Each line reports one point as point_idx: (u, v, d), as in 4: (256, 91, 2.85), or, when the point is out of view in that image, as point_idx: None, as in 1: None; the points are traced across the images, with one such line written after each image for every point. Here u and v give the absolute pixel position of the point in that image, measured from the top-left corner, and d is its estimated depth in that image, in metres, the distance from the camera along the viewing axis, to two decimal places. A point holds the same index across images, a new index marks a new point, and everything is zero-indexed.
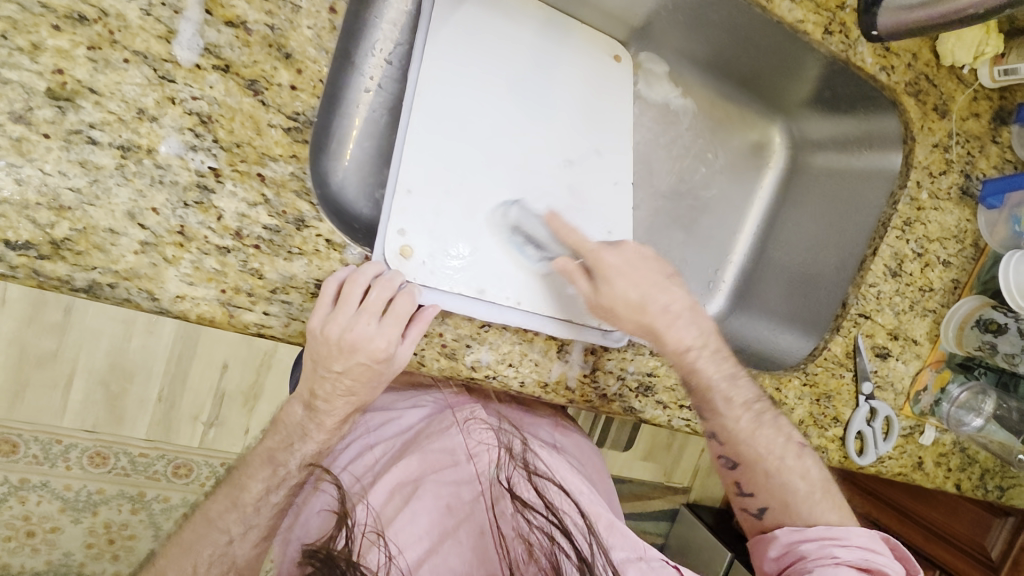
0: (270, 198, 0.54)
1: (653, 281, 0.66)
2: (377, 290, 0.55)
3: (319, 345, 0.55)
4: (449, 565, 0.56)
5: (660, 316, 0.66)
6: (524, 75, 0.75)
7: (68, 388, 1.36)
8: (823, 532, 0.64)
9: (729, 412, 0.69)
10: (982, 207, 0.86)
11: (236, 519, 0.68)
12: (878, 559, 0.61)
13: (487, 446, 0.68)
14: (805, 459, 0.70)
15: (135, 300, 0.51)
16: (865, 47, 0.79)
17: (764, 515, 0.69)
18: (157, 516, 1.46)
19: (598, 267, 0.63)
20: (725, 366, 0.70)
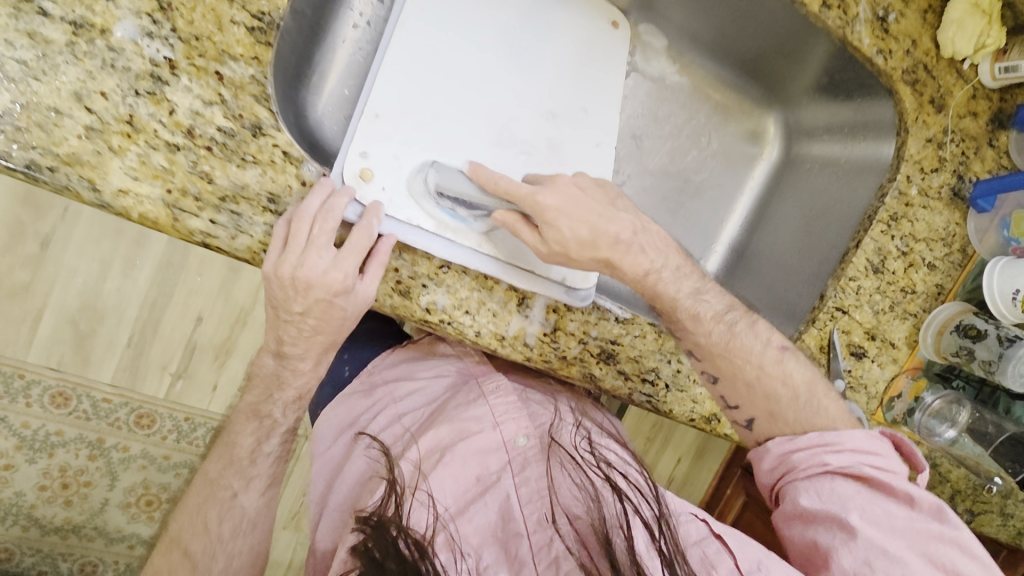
0: (227, 99, 0.53)
1: (598, 214, 0.61)
2: (322, 223, 0.53)
3: (274, 289, 0.54)
4: (478, 525, 0.59)
5: (613, 249, 0.61)
6: (515, 23, 0.73)
7: (36, 322, 1.34)
8: (816, 440, 0.63)
9: (700, 327, 0.66)
10: (973, 211, 0.83)
11: (236, 473, 0.68)
12: (872, 462, 0.61)
13: (513, 409, 0.68)
14: (784, 364, 0.66)
15: (75, 188, 0.49)
16: (862, 27, 0.77)
17: (753, 426, 0.68)
18: (116, 466, 1.42)
19: (537, 211, 0.58)
20: (688, 281, 0.67)
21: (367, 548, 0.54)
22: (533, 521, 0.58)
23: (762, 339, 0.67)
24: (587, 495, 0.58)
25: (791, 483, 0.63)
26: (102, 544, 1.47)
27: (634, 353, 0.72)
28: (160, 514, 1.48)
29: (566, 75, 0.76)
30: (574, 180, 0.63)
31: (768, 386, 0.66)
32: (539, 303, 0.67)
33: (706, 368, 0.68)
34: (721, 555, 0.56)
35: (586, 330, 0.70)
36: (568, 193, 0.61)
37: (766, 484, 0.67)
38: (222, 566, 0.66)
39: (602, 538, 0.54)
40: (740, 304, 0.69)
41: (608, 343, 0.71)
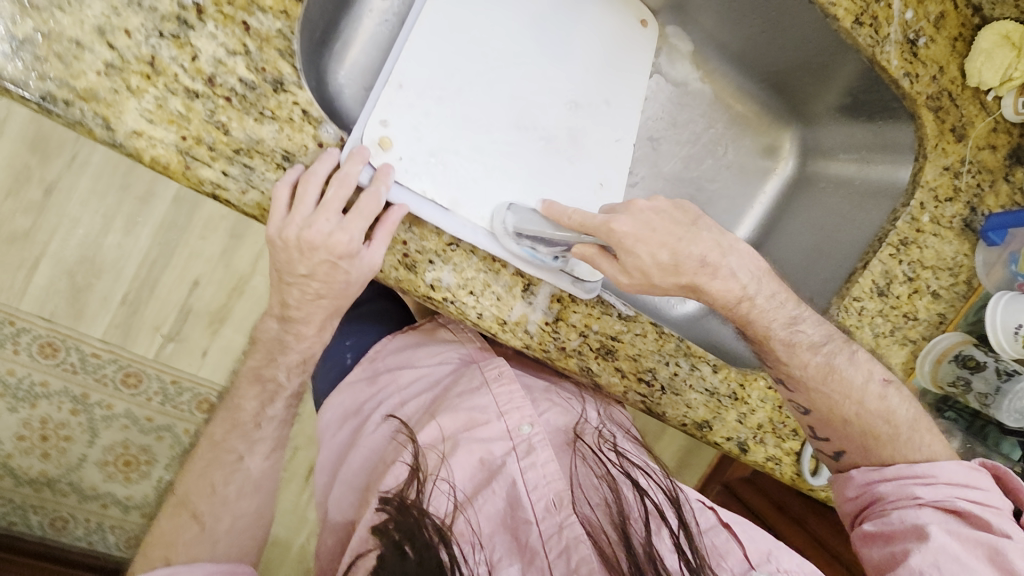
0: (251, 50, 0.52)
1: (674, 234, 0.59)
2: (334, 188, 0.52)
3: (279, 251, 0.53)
4: (489, 513, 0.58)
5: (698, 272, 0.60)
6: (546, 11, 0.73)
7: (32, 271, 1.32)
8: (904, 470, 0.62)
9: (794, 359, 0.66)
10: (982, 243, 0.83)
11: (242, 436, 0.68)
12: (966, 494, 0.59)
13: (516, 398, 0.66)
14: (888, 400, 0.65)
15: (89, 125, 0.48)
16: (892, 47, 0.76)
17: (840, 457, 0.68)
18: (97, 423, 1.40)
19: (613, 238, 0.57)
20: (785, 310, 0.66)
21: (388, 529, 0.53)
22: (540, 508, 0.57)
23: (863, 372, 0.67)
24: (606, 488, 0.58)
25: (876, 510, 0.62)
26: (74, 500, 1.44)
27: (632, 351, 0.72)
28: (138, 475, 1.46)
29: (592, 68, 0.75)
30: (650, 203, 0.61)
31: (846, 408, 0.65)
32: (544, 290, 0.67)
33: (798, 400, 0.68)
34: (730, 544, 0.56)
35: (588, 323, 0.69)
36: (645, 218, 0.59)
37: (847, 512, 0.66)
38: (228, 525, 0.65)
39: (620, 529, 0.54)
40: (839, 333, 0.68)
41: (608, 339, 0.70)
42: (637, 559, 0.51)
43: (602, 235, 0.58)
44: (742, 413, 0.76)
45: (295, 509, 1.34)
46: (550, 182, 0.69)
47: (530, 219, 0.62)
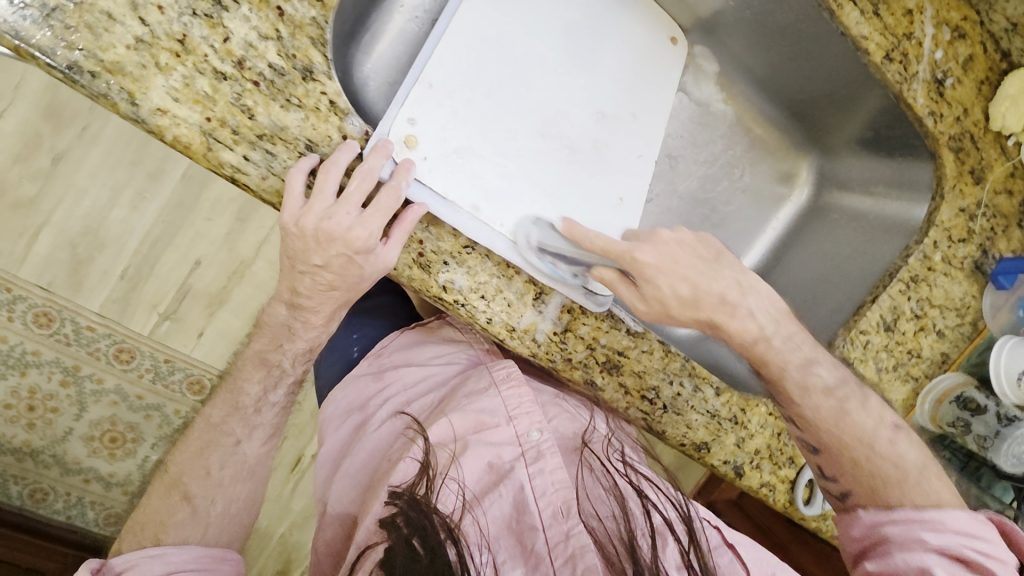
0: (283, 36, 0.52)
1: (697, 269, 0.60)
2: (356, 181, 0.52)
3: (293, 241, 0.53)
4: (495, 513, 0.58)
5: (716, 308, 0.61)
6: (578, 22, 0.74)
7: (34, 239, 1.31)
8: (912, 513, 0.57)
9: (807, 400, 0.64)
10: (991, 286, 0.82)
11: (240, 421, 0.67)
12: (979, 546, 0.54)
13: (526, 402, 0.66)
14: (898, 446, 0.63)
15: (112, 98, 0.48)
16: (919, 86, 0.76)
17: (847, 498, 0.64)
18: (86, 397, 1.39)
19: (636, 268, 0.59)
20: (800, 351, 0.64)
21: (399, 524, 0.52)
22: (547, 514, 0.57)
23: (874, 415, 0.64)
24: (615, 498, 0.58)
25: (880, 554, 0.57)
26: (57, 473, 1.42)
27: (638, 368, 0.71)
28: (123, 453, 1.44)
29: (620, 81, 0.76)
30: (673, 234, 0.62)
31: (856, 451, 0.63)
32: (555, 300, 0.66)
33: (807, 438, 0.66)
34: (735, 566, 0.56)
35: (596, 336, 0.69)
36: (668, 249, 0.61)
37: (850, 555, 0.61)
38: (221, 508, 0.66)
39: (624, 538, 0.53)
40: (853, 376, 0.67)
41: (615, 353, 0.70)
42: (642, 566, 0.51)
43: (668, 296, 0.60)
44: (741, 438, 0.76)
45: (279, 499, 1.32)
46: (573, 191, 0.69)
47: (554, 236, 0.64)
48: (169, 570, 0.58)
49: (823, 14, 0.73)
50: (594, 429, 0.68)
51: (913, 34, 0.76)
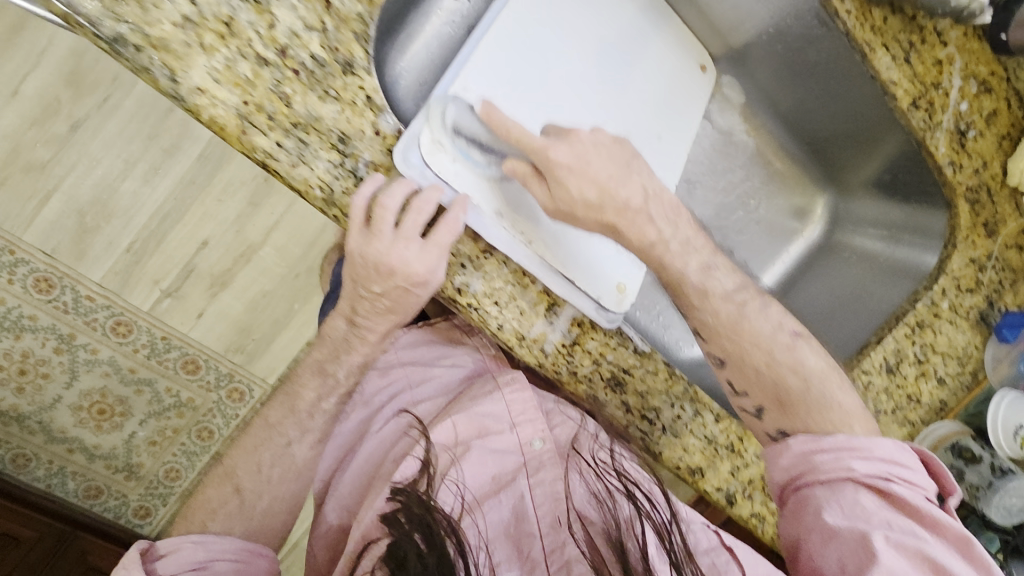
0: (329, 29, 0.53)
1: (610, 172, 0.58)
2: (412, 214, 0.54)
3: (357, 267, 0.56)
4: (500, 515, 0.60)
5: (618, 215, 0.58)
6: (612, 42, 0.75)
7: (43, 203, 1.31)
8: (843, 443, 0.57)
9: (707, 306, 0.62)
10: (994, 338, 0.82)
11: (293, 424, 0.65)
12: (900, 475, 0.56)
13: (530, 409, 0.67)
14: (798, 352, 0.62)
15: (154, 73, 0.48)
16: (942, 134, 0.77)
17: (761, 414, 0.63)
18: (79, 365, 1.38)
19: (547, 166, 0.56)
20: (698, 256, 0.62)
21: (400, 519, 0.52)
22: (546, 518, 0.58)
23: (773, 322, 0.63)
24: (602, 501, 0.57)
25: (807, 485, 0.57)
26: (40, 441, 1.39)
27: (641, 387, 0.72)
28: (109, 426, 1.43)
29: (647, 103, 0.77)
30: (590, 137, 0.59)
31: (756, 358, 0.61)
32: (566, 313, 0.67)
33: (712, 350, 0.63)
34: (731, 566, 0.57)
35: (603, 352, 0.69)
36: (583, 149, 0.58)
37: (775, 481, 0.60)
38: (265, 505, 0.64)
39: (615, 543, 0.53)
40: (752, 284, 0.65)
41: (620, 370, 0.70)
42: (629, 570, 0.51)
43: (576, 199, 0.57)
44: (736, 466, 0.76)
45: None
46: None
47: (470, 118, 0.59)
48: (209, 558, 0.58)
49: (855, 55, 0.74)
50: (584, 430, 0.68)
51: (941, 83, 0.76)
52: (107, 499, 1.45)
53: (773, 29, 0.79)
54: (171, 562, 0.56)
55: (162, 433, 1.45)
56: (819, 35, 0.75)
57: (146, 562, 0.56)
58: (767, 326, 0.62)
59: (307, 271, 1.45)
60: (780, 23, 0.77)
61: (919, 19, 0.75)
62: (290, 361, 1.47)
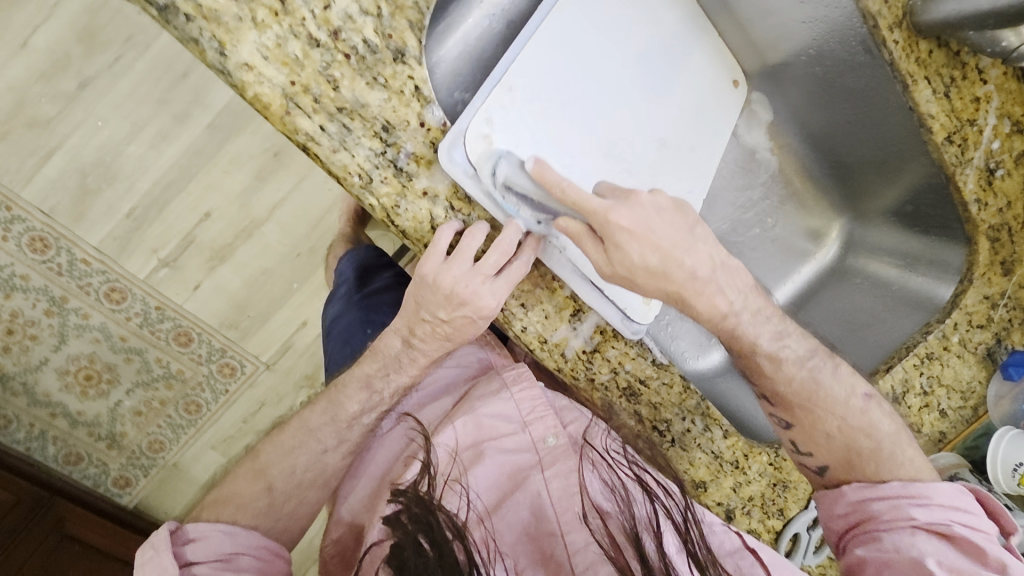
0: (383, 15, 0.53)
1: (674, 240, 0.58)
2: (493, 254, 0.57)
3: (427, 292, 0.59)
4: (518, 518, 0.61)
5: (686, 283, 0.59)
6: (654, 50, 0.74)
7: (44, 160, 1.28)
8: (899, 491, 0.59)
9: (779, 373, 0.65)
10: (998, 375, 0.83)
11: (331, 432, 0.69)
12: (962, 520, 0.56)
13: (539, 407, 0.67)
14: (869, 416, 0.64)
15: (202, 44, 0.49)
16: (972, 171, 0.77)
17: (825, 473, 0.66)
18: (68, 329, 1.35)
19: (609, 233, 0.55)
20: (770, 324, 0.65)
21: (404, 520, 0.51)
22: (566, 520, 0.58)
23: (846, 386, 0.66)
24: (618, 496, 0.57)
25: (866, 532, 0.59)
26: (23, 403, 1.37)
27: (655, 399, 0.72)
28: (95, 393, 1.39)
29: (683, 112, 0.76)
30: (652, 198, 0.58)
31: (828, 423, 0.65)
32: (591, 319, 0.67)
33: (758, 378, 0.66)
34: (756, 568, 0.58)
35: (622, 362, 0.69)
36: (645, 214, 0.57)
37: (835, 529, 0.62)
38: (291, 508, 0.67)
39: (631, 535, 0.52)
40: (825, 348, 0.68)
41: (637, 381, 0.71)
42: (649, 565, 0.50)
43: (637, 264, 0.57)
44: (738, 482, 0.76)
45: None
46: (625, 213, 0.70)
47: (523, 175, 0.57)
48: (237, 551, 0.59)
49: (897, 84, 0.74)
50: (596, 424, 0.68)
51: (976, 120, 0.76)
52: (88, 466, 1.42)
53: (813, 52, 0.79)
54: (199, 549, 0.58)
55: (149, 404, 1.42)
56: (862, 61, 0.74)
57: (173, 545, 0.57)
58: (841, 393, 0.65)
59: (309, 252, 1.39)
60: (824, 46, 0.77)
61: (963, 55, 0.75)
62: (285, 340, 1.42)
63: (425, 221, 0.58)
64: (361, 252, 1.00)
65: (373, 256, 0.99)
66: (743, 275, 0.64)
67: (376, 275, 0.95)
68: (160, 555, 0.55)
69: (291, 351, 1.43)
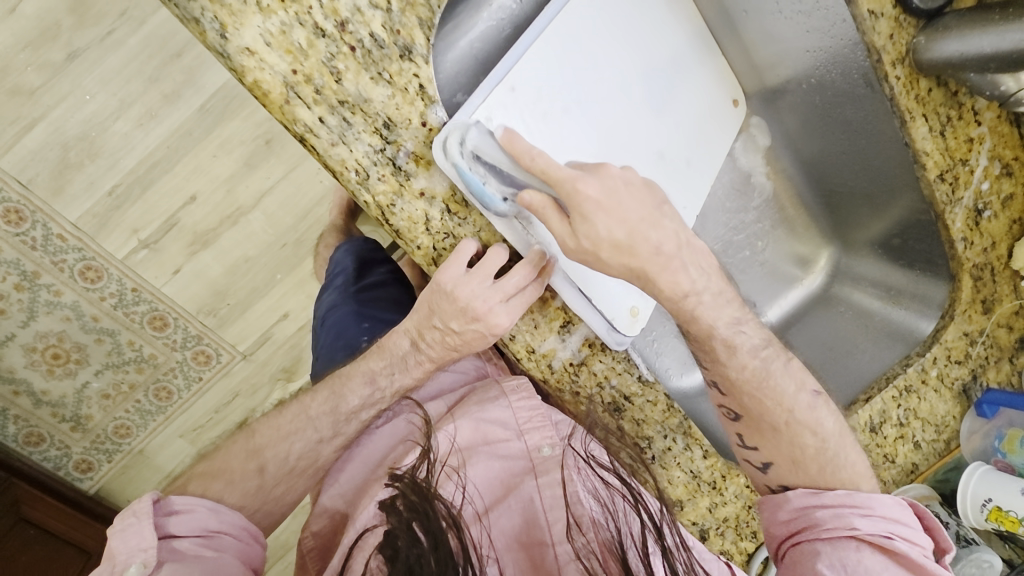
0: (393, 10, 0.52)
1: (642, 214, 0.55)
2: (516, 274, 0.58)
3: (443, 301, 0.61)
4: (503, 525, 0.60)
5: (651, 259, 0.56)
6: (659, 66, 0.74)
7: (25, 130, 1.24)
8: (843, 499, 0.59)
9: (733, 361, 0.63)
10: (972, 411, 0.84)
11: (329, 422, 0.69)
12: (902, 533, 0.56)
13: (537, 418, 0.67)
14: (816, 412, 0.63)
15: (204, 25, 0.48)
16: (960, 210, 0.78)
17: (767, 469, 0.65)
18: (38, 306, 1.30)
19: (575, 202, 0.52)
20: (729, 310, 0.63)
21: (399, 506, 0.52)
22: (557, 530, 0.57)
23: (795, 381, 0.64)
24: (603, 504, 0.56)
25: (807, 540, 0.58)
26: None
27: (638, 415, 0.72)
28: (62, 373, 1.34)
29: (682, 129, 0.77)
30: (622, 172, 0.56)
31: (775, 415, 0.63)
32: (580, 331, 0.67)
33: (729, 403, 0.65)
34: None
35: (608, 376, 0.70)
36: (614, 186, 0.54)
37: (777, 535, 0.62)
38: (279, 493, 0.66)
39: (618, 553, 0.51)
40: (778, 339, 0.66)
41: (621, 397, 0.71)
42: None
43: (603, 238, 0.54)
44: (714, 503, 0.76)
45: None
46: None
47: (491, 143, 0.54)
48: (219, 529, 0.58)
49: (894, 120, 0.74)
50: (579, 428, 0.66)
51: (969, 160, 0.77)
52: (49, 449, 1.37)
53: (814, 80, 0.79)
54: (182, 522, 0.56)
55: (117, 388, 1.37)
56: (862, 94, 0.75)
57: (156, 515, 0.55)
58: (790, 386, 0.63)
59: (296, 242, 1.36)
60: (825, 75, 0.78)
61: (960, 95, 0.75)
62: (265, 331, 1.39)
63: (419, 222, 0.58)
64: (355, 243, 0.98)
65: (368, 248, 0.97)
66: (705, 256, 0.61)
67: (373, 269, 0.94)
68: (142, 523, 0.53)
69: (270, 343, 1.40)
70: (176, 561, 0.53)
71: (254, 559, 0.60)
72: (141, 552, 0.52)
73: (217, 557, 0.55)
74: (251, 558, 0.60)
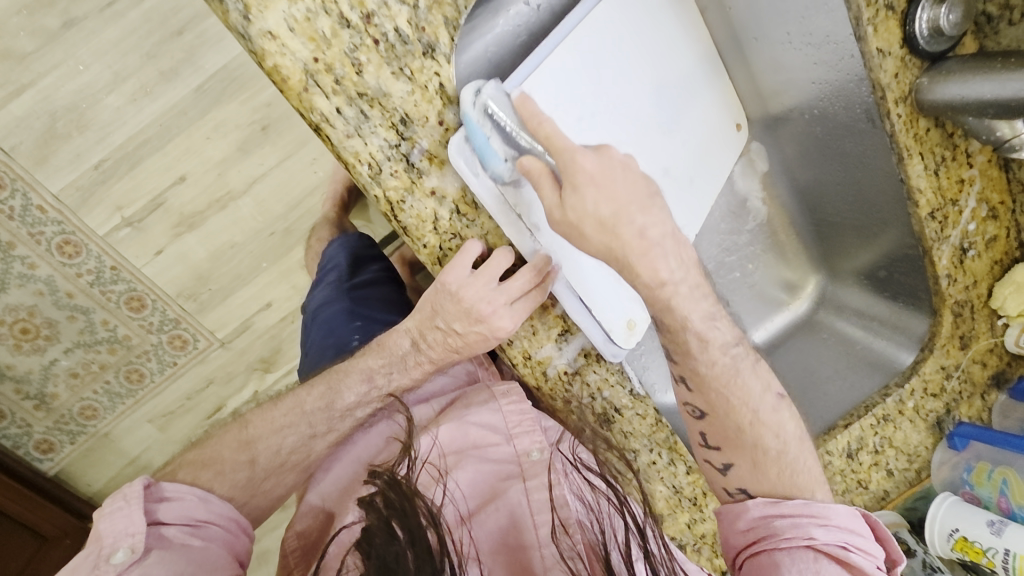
0: (420, 7, 0.52)
1: (632, 197, 0.54)
2: (520, 277, 0.59)
3: (447, 303, 0.61)
4: (489, 528, 0.59)
5: (635, 250, 0.55)
6: (670, 84, 0.75)
7: (12, 96, 1.20)
8: (801, 508, 0.56)
9: (703, 354, 0.61)
10: (944, 443, 0.86)
11: (321, 418, 0.68)
12: (857, 543, 0.55)
13: (526, 421, 0.67)
14: (780, 415, 0.62)
15: (228, 6, 0.47)
16: (946, 249, 0.80)
17: (726, 470, 0.63)
18: (10, 278, 1.25)
19: (570, 171, 0.52)
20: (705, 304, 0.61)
21: (377, 503, 0.51)
22: (543, 534, 0.57)
23: (761, 381, 0.63)
24: (589, 509, 0.57)
25: (765, 551, 0.56)
26: None
27: (627, 428, 0.73)
28: (29, 349, 1.30)
29: (687, 147, 0.78)
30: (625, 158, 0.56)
31: (740, 415, 0.62)
32: (577, 340, 0.68)
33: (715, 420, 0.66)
34: None
35: (600, 387, 0.70)
36: (611, 167, 0.54)
37: (733, 546, 0.59)
38: (267, 487, 0.66)
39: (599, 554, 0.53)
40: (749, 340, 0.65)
41: (612, 408, 0.72)
42: None
43: (588, 215, 0.53)
44: (694, 519, 0.76)
45: None
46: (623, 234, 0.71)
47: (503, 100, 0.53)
48: (208, 519, 0.57)
49: (891, 156, 0.77)
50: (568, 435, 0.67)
51: (958, 200, 0.79)
52: (8, 426, 1.32)
53: (816, 112, 0.82)
54: (171, 509, 0.55)
55: (87, 367, 1.33)
56: (863, 128, 0.77)
57: (148, 499, 0.55)
58: (756, 387, 0.63)
59: (284, 232, 1.34)
60: (827, 108, 0.80)
61: (956, 136, 0.77)
62: (245, 320, 1.36)
63: (427, 220, 0.58)
64: (351, 239, 0.97)
65: (363, 244, 0.96)
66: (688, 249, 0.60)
67: (365, 266, 0.93)
68: (132, 507, 0.53)
69: (250, 331, 1.37)
70: (162, 548, 0.52)
71: (240, 550, 0.59)
72: (129, 537, 0.51)
73: (204, 546, 0.55)
74: (238, 550, 0.59)
